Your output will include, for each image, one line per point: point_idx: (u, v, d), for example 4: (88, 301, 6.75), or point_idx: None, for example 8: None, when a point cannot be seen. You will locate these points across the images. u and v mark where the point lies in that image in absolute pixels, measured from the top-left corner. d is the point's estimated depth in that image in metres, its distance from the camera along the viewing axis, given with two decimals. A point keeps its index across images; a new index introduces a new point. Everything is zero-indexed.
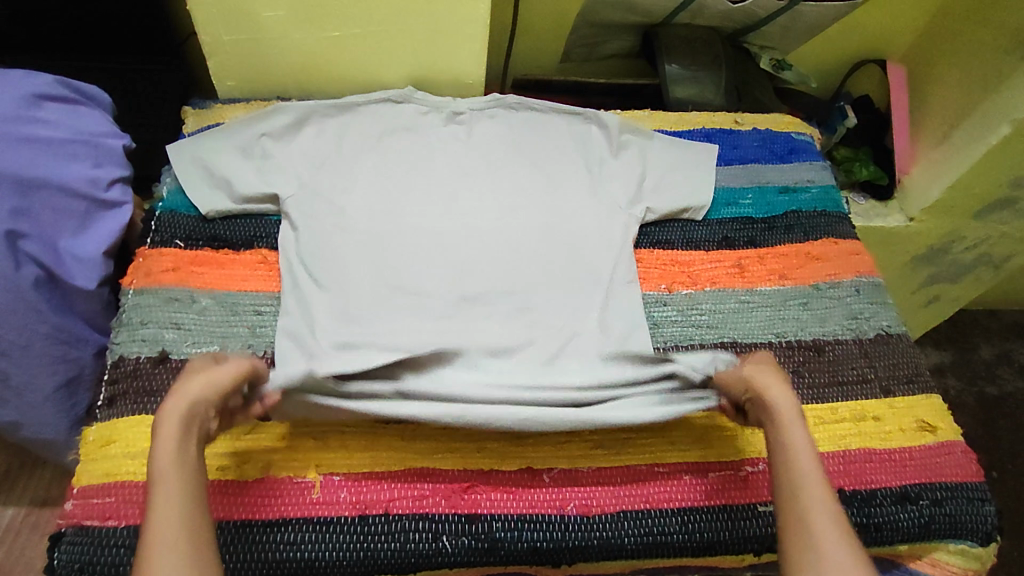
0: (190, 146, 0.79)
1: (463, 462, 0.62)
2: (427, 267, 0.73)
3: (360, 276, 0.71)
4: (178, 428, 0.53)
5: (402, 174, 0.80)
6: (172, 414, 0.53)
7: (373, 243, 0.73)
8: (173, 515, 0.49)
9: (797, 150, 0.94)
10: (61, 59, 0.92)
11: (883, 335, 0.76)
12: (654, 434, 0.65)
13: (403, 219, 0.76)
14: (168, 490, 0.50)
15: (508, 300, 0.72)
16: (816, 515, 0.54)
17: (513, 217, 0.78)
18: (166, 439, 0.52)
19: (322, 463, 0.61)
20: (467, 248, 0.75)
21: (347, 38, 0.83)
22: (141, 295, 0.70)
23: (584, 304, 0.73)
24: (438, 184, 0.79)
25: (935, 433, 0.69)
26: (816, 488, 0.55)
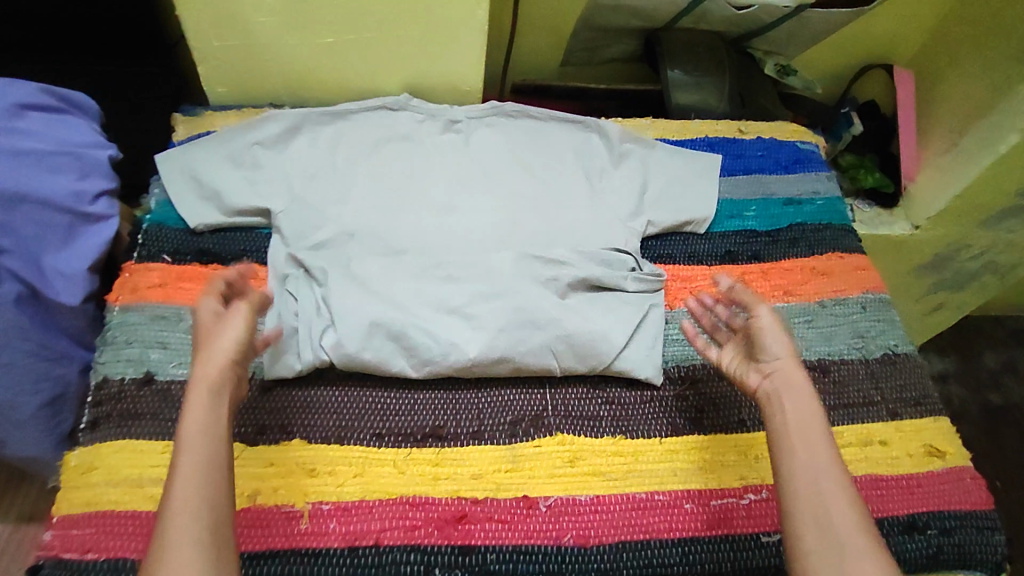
0: (179, 155, 0.77)
1: (459, 492, 0.60)
2: (426, 271, 0.70)
3: (359, 278, 0.69)
4: (202, 390, 0.53)
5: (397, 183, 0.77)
6: (198, 377, 0.53)
7: (372, 247, 0.71)
8: (199, 470, 0.49)
9: (802, 160, 0.91)
10: (48, 64, 0.90)
11: (890, 354, 0.74)
12: (652, 459, 0.64)
13: (398, 224, 0.73)
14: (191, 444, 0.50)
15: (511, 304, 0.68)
16: (824, 468, 0.54)
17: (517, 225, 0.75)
18: (195, 401, 0.52)
19: (310, 492, 0.59)
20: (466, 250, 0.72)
21: (341, 44, 0.81)
22: (126, 312, 0.68)
23: (587, 313, 0.70)
24: (436, 193, 0.77)
25: (943, 459, 0.67)
26: (821, 446, 0.55)
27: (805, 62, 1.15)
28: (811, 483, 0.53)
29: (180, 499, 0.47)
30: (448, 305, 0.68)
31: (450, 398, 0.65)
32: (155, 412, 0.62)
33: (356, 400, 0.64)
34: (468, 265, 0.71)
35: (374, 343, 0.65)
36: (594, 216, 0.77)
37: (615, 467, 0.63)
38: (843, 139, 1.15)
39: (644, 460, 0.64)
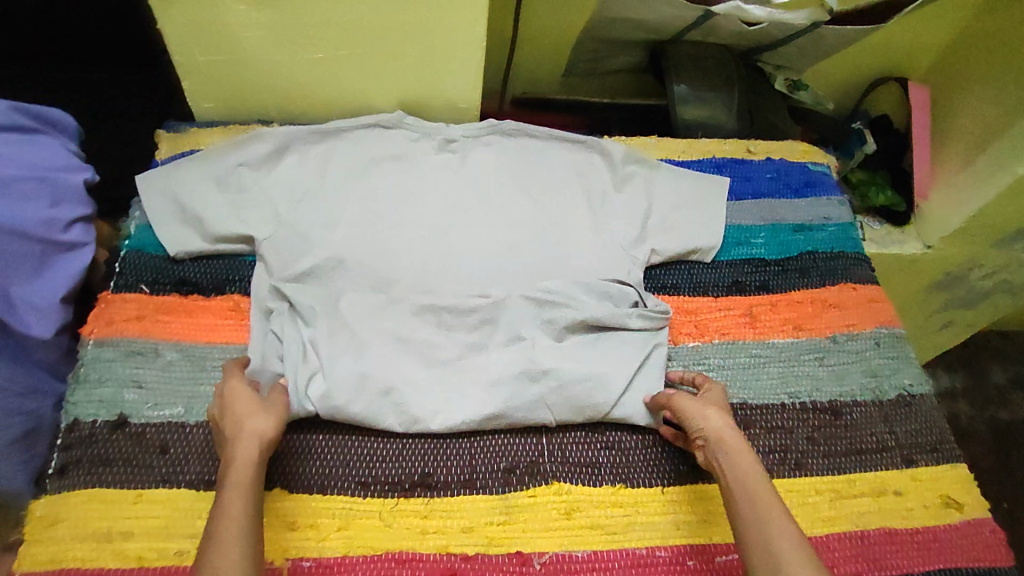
0: (160, 176, 0.73)
1: (448, 547, 0.57)
2: (420, 310, 0.67)
3: (351, 316, 0.65)
4: (251, 442, 0.54)
5: (388, 210, 0.73)
6: (244, 431, 0.55)
7: (361, 280, 0.68)
8: (246, 518, 0.50)
9: (813, 183, 0.87)
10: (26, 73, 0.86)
11: (905, 396, 0.71)
12: (652, 511, 0.60)
13: (390, 251, 0.70)
14: (239, 507, 0.51)
15: (508, 350, 0.66)
16: (771, 524, 0.52)
17: (510, 257, 0.72)
18: (244, 451, 0.54)
19: (290, 548, 0.55)
20: (461, 284, 0.70)
21: (332, 60, 0.77)
22: (100, 347, 0.64)
23: (586, 353, 0.66)
24: (428, 221, 0.73)
25: (961, 510, 0.64)
26: (768, 508, 0.53)
27: (815, 77, 1.11)
28: (763, 547, 0.51)
29: (225, 545, 0.48)
30: (443, 349, 0.65)
31: (446, 442, 0.62)
32: (128, 458, 0.59)
33: (345, 446, 0.61)
34: (464, 305, 0.67)
35: (366, 388, 0.62)
36: (593, 244, 0.74)
37: (614, 520, 0.59)
38: (856, 157, 1.10)
39: (643, 512, 0.60)
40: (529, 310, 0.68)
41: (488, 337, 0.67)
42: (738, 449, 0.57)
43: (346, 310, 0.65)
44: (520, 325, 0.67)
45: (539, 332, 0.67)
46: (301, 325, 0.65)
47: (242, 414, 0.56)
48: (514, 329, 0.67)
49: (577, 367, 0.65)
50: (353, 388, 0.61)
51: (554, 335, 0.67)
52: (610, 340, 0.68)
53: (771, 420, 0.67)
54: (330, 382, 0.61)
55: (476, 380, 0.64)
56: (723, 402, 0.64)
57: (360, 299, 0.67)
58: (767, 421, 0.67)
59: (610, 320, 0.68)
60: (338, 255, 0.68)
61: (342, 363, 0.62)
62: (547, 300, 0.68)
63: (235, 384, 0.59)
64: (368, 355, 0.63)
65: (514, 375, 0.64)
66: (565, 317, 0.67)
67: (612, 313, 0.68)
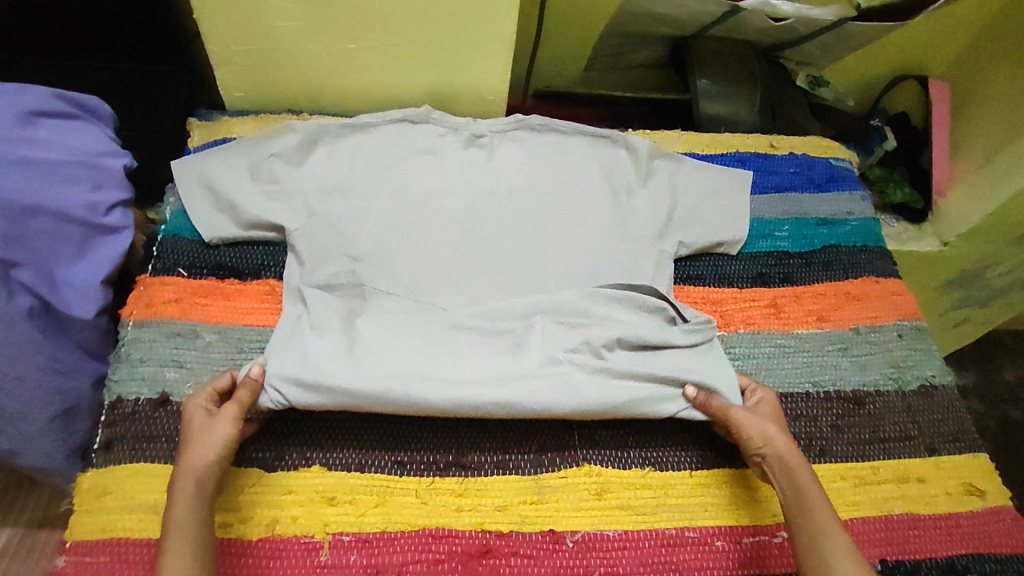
0: (196, 165, 0.74)
1: (483, 524, 0.58)
2: (451, 327, 0.66)
3: (384, 336, 0.64)
4: (189, 475, 0.54)
5: (416, 216, 0.73)
6: (183, 464, 0.55)
7: (388, 266, 0.70)
8: (189, 552, 0.50)
9: (835, 178, 0.88)
10: (62, 60, 0.87)
11: (927, 386, 0.72)
12: (682, 494, 0.62)
13: (423, 248, 0.71)
14: (177, 542, 0.51)
15: (544, 374, 0.63)
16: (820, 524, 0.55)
17: (538, 257, 0.73)
18: (181, 485, 0.54)
19: (330, 522, 0.57)
20: (485, 280, 0.71)
21: (364, 51, 0.78)
22: (141, 328, 0.66)
23: (618, 372, 0.64)
24: (457, 221, 0.74)
25: (983, 498, 0.65)
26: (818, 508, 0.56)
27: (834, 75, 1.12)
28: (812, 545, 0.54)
29: None
30: (478, 367, 0.63)
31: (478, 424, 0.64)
32: (170, 435, 0.60)
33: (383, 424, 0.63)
34: (496, 326, 0.66)
35: (394, 389, 0.60)
36: (620, 245, 0.75)
37: (645, 500, 0.61)
38: (874, 154, 1.11)
39: (673, 494, 0.62)
40: (561, 332, 0.66)
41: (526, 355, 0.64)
42: (794, 460, 0.59)
43: (381, 329, 0.65)
44: (555, 345, 0.64)
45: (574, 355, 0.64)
46: (321, 336, 0.63)
47: (190, 443, 0.56)
48: (549, 352, 0.64)
49: (612, 389, 0.63)
50: (382, 390, 0.60)
51: (592, 356, 0.65)
52: (657, 358, 0.66)
53: (796, 408, 0.69)
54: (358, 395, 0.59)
55: (508, 391, 0.62)
56: (773, 409, 0.65)
57: (385, 315, 0.66)
58: (792, 409, 0.69)
59: (650, 338, 0.66)
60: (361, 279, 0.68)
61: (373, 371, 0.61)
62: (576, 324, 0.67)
63: (194, 408, 0.59)
64: (405, 380, 0.61)
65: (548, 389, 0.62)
66: (600, 336, 0.65)
67: (650, 334, 0.66)
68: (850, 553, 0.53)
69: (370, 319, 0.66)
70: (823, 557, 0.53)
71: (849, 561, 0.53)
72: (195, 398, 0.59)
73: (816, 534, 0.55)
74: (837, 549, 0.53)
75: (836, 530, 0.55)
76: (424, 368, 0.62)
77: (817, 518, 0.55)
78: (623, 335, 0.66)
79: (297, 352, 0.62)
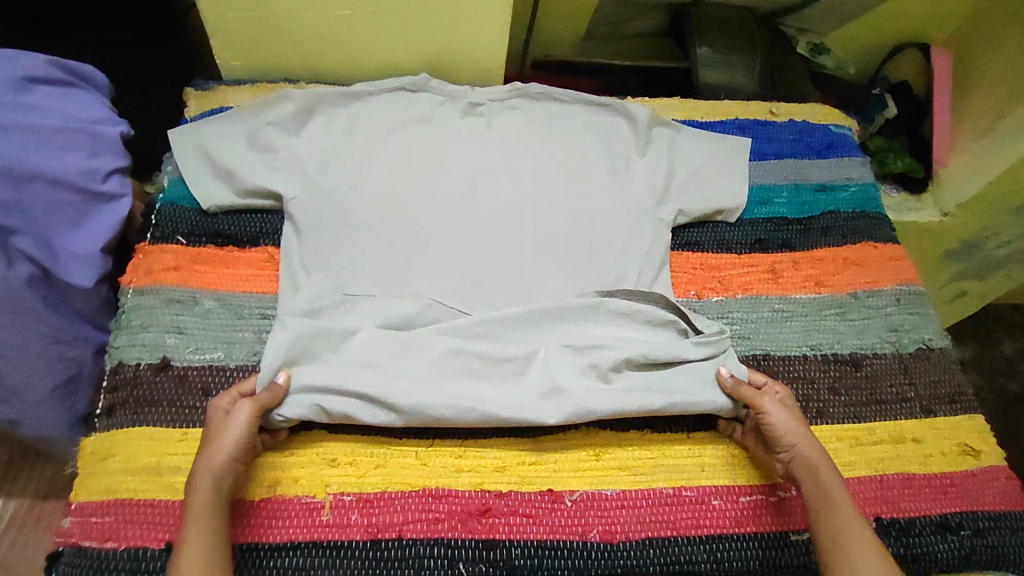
0: (193, 132, 0.74)
1: (482, 484, 0.59)
2: (446, 355, 0.62)
3: (373, 360, 0.61)
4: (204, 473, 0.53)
5: (407, 201, 0.72)
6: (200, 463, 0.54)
7: (384, 242, 0.69)
8: (203, 552, 0.49)
9: (835, 145, 0.88)
10: (53, 29, 0.86)
11: (924, 349, 0.72)
12: (680, 454, 0.62)
13: (417, 227, 0.71)
14: (196, 536, 0.50)
15: (544, 403, 0.61)
16: (841, 515, 0.55)
17: (533, 256, 0.71)
18: (199, 482, 0.53)
19: (331, 483, 0.58)
20: (477, 273, 0.69)
21: (361, 16, 0.77)
22: (141, 295, 0.66)
23: (623, 398, 0.61)
24: (453, 203, 0.73)
25: (977, 458, 0.66)
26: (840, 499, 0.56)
27: (836, 42, 1.10)
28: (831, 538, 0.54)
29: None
30: (476, 389, 0.61)
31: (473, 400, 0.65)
32: (172, 400, 0.61)
33: None
34: (500, 354, 0.62)
35: (381, 391, 0.59)
36: (622, 225, 0.74)
37: (643, 461, 0.62)
38: (874, 122, 1.11)
39: (671, 454, 0.62)
40: (566, 360, 0.63)
41: (525, 386, 0.62)
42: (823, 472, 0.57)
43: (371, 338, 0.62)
44: (558, 377, 0.62)
45: (578, 380, 0.62)
46: (320, 340, 0.62)
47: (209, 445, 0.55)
48: (551, 381, 0.61)
49: (614, 403, 0.61)
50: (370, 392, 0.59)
51: (597, 378, 0.63)
52: (667, 381, 0.63)
53: (792, 371, 0.69)
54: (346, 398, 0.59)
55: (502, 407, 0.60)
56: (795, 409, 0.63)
57: (378, 338, 0.62)
58: (789, 372, 0.69)
59: (658, 355, 0.63)
60: (355, 259, 0.68)
61: (366, 377, 0.60)
62: (597, 362, 0.63)
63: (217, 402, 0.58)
64: (394, 378, 0.60)
65: (545, 413, 0.60)
66: (606, 359, 0.63)
67: (659, 347, 0.64)
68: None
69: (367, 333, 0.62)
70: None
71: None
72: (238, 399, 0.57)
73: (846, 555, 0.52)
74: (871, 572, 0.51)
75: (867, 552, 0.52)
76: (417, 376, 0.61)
77: (838, 503, 0.55)
78: (631, 357, 0.63)
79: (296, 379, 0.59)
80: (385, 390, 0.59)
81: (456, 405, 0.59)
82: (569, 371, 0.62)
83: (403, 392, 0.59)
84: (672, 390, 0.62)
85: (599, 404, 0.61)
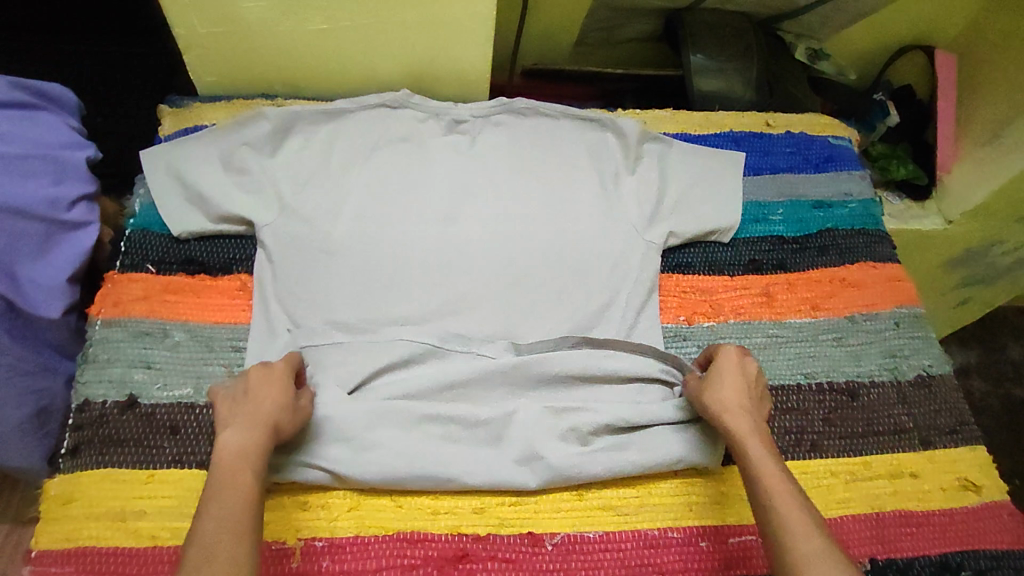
0: (166, 153, 0.71)
1: (460, 527, 0.57)
2: (422, 420, 0.59)
3: (343, 433, 0.58)
4: (256, 433, 0.52)
5: (380, 237, 0.69)
6: (260, 418, 0.53)
7: (361, 274, 0.67)
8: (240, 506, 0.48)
9: (834, 158, 0.85)
10: (46, 38, 0.87)
11: (924, 376, 0.69)
12: (665, 493, 0.60)
13: (392, 259, 0.68)
14: (240, 496, 0.49)
15: (520, 469, 0.59)
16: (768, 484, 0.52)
17: (513, 288, 0.68)
18: (257, 438, 0.52)
19: (302, 528, 0.56)
20: (453, 320, 0.66)
21: (338, 30, 0.74)
22: (109, 328, 0.64)
23: (605, 463, 0.59)
24: (428, 238, 0.69)
25: (979, 493, 0.64)
26: (770, 468, 0.54)
27: (837, 46, 1.07)
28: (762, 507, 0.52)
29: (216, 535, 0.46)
30: (451, 456, 0.58)
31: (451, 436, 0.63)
32: (139, 439, 0.59)
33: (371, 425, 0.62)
34: (475, 416, 0.60)
35: (357, 470, 0.57)
36: (609, 248, 0.71)
37: (627, 500, 0.60)
38: (877, 130, 1.07)
39: (656, 493, 0.60)
40: (546, 419, 0.60)
41: (501, 450, 0.59)
42: (740, 429, 0.57)
43: (342, 412, 0.58)
44: (537, 441, 0.59)
45: (558, 446, 0.59)
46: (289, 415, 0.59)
47: (265, 403, 0.54)
48: (527, 445, 0.59)
49: (596, 467, 0.59)
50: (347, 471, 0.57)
51: (578, 441, 0.60)
52: (649, 440, 0.61)
53: (786, 401, 0.66)
54: (323, 472, 0.57)
55: (474, 472, 0.58)
56: (733, 364, 0.61)
57: (352, 410, 0.58)
58: (783, 403, 0.66)
59: (637, 414, 0.61)
60: (328, 296, 0.65)
61: (339, 454, 0.57)
62: (579, 422, 0.60)
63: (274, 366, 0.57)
64: (366, 448, 0.58)
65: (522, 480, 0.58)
66: (588, 422, 0.60)
67: (637, 407, 0.61)
68: (811, 530, 0.49)
69: (343, 404, 0.59)
70: (782, 534, 0.50)
71: (811, 535, 0.49)
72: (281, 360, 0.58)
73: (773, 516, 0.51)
74: (795, 523, 0.50)
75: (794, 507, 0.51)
76: (392, 435, 0.58)
77: (766, 471, 0.53)
78: (614, 417, 0.61)
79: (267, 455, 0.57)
80: (365, 464, 0.57)
81: (432, 475, 0.57)
82: (548, 432, 0.60)
83: (376, 469, 0.57)
84: (655, 443, 0.60)
85: (577, 465, 0.59)
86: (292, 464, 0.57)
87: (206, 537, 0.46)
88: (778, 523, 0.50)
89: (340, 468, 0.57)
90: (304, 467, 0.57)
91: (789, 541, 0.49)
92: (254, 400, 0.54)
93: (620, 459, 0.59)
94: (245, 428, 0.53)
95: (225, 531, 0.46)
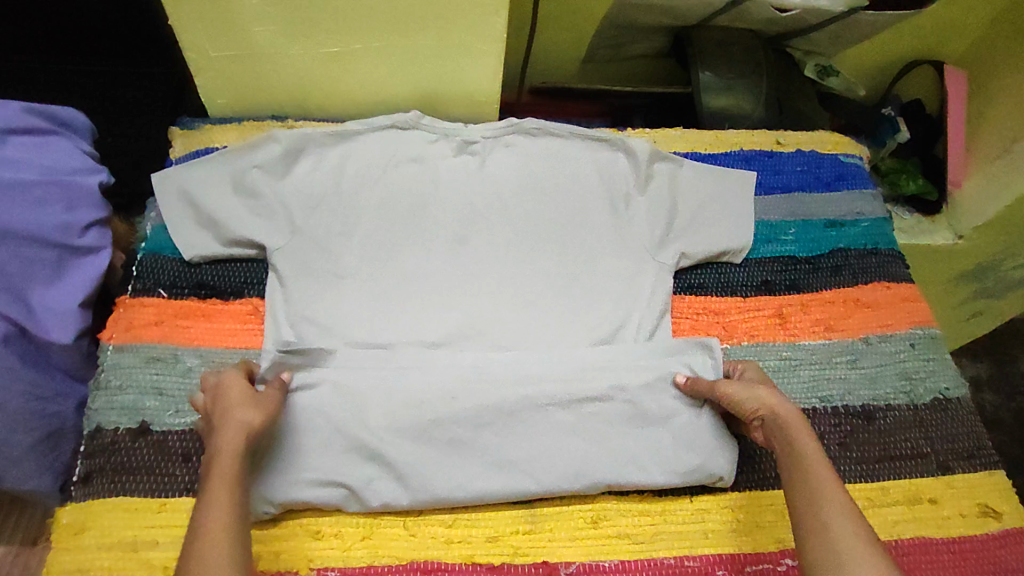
0: (177, 176, 0.71)
1: (473, 557, 0.57)
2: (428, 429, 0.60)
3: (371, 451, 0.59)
4: (230, 432, 0.52)
5: (389, 258, 0.68)
6: (224, 416, 0.53)
7: (375, 296, 0.67)
8: (230, 504, 0.48)
9: (845, 176, 0.84)
10: (60, 63, 0.89)
11: (941, 399, 0.69)
12: (681, 520, 0.60)
13: (404, 276, 0.68)
14: (225, 494, 0.48)
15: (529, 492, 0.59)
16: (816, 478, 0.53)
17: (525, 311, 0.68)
18: (225, 437, 0.52)
19: (315, 558, 0.57)
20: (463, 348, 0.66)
21: (348, 53, 0.74)
22: (121, 353, 0.64)
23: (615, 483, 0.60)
24: (439, 257, 0.69)
25: (999, 519, 0.63)
26: (816, 462, 0.54)
27: (846, 62, 1.07)
28: (808, 497, 0.52)
29: (210, 535, 0.46)
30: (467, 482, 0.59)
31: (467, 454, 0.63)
32: (151, 467, 0.59)
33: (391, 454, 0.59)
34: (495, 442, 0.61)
35: (383, 491, 0.58)
36: (622, 269, 0.71)
37: (642, 528, 0.60)
38: (887, 146, 1.05)
39: (673, 521, 0.60)
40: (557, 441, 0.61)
41: (509, 462, 0.60)
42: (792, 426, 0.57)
43: (342, 427, 0.59)
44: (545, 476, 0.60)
45: (572, 462, 0.60)
46: (306, 436, 0.59)
47: (227, 398, 0.54)
48: (536, 459, 0.60)
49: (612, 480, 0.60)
50: (373, 494, 0.58)
51: (589, 462, 0.60)
52: (656, 446, 0.62)
53: None
54: (349, 493, 0.58)
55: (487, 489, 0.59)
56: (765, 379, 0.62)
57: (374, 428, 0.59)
58: None
59: (637, 407, 0.63)
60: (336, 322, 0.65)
61: (358, 468, 0.59)
62: (599, 446, 0.61)
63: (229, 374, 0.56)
64: (378, 476, 0.59)
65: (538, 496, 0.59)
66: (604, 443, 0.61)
67: (636, 402, 0.63)
68: (854, 525, 0.50)
69: (351, 419, 0.60)
70: (827, 527, 0.50)
71: (855, 528, 0.49)
72: (233, 368, 0.57)
73: (818, 509, 0.51)
74: (840, 515, 0.50)
75: (836, 492, 0.52)
76: (400, 466, 0.59)
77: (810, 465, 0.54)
78: (621, 436, 0.62)
79: (278, 473, 0.57)
80: (383, 492, 0.58)
81: (437, 497, 0.58)
82: (561, 458, 0.60)
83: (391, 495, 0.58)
84: (668, 467, 0.61)
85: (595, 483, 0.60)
86: (301, 478, 0.57)
87: (197, 535, 0.46)
88: (824, 517, 0.50)
89: (356, 488, 0.58)
90: (332, 489, 0.58)
91: (838, 532, 0.49)
92: (222, 400, 0.54)
93: (627, 464, 0.61)
94: (225, 427, 0.52)
95: (217, 534, 0.46)
